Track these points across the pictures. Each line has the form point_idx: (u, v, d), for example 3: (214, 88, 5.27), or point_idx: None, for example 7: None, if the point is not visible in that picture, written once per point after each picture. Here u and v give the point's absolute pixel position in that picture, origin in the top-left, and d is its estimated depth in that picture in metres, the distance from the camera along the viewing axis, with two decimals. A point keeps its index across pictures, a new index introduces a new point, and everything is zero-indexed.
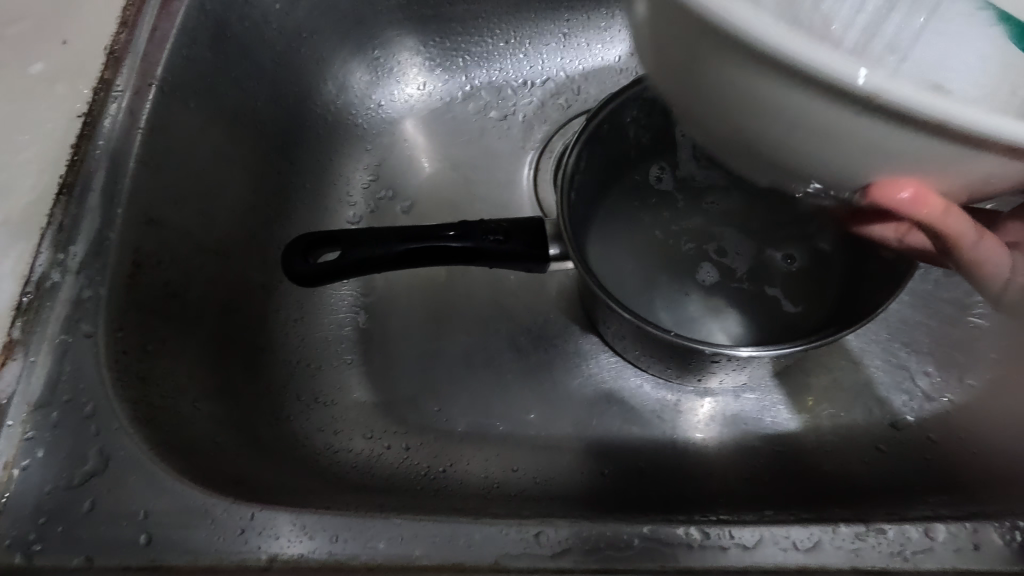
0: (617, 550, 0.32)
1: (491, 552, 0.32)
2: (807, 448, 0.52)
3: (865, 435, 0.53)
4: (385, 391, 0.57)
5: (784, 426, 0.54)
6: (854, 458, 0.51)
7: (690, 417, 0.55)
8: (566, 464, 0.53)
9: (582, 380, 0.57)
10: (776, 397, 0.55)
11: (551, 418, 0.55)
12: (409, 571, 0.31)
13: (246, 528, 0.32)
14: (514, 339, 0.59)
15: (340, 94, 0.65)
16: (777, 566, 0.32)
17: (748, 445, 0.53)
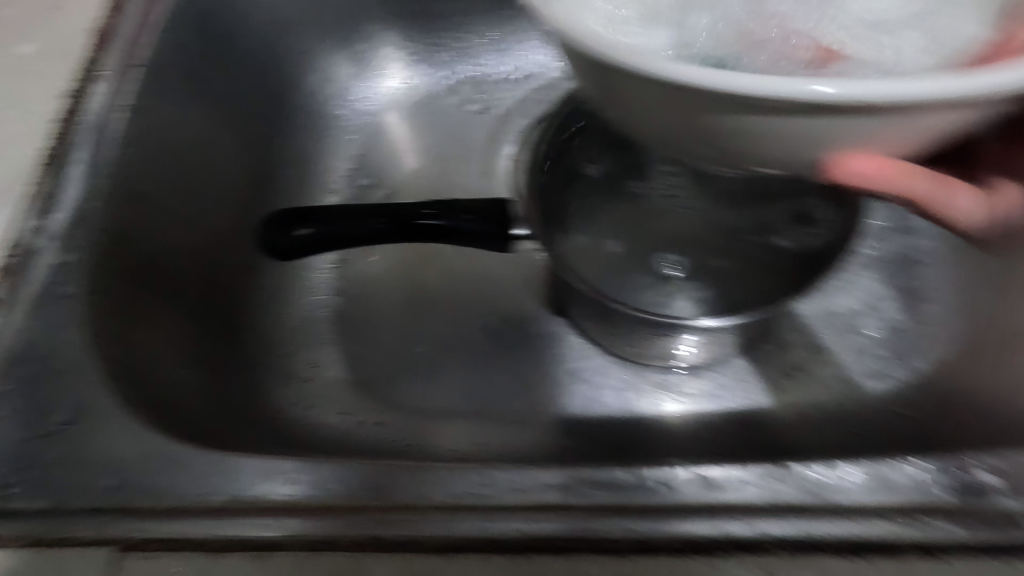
0: (551, 491, 0.34)
1: (435, 491, 0.34)
2: (777, 424, 0.53)
3: (834, 414, 0.53)
4: (360, 369, 0.59)
5: (756, 404, 0.55)
6: (825, 433, 0.52)
7: (668, 396, 0.56)
8: (532, 438, 0.54)
9: (551, 361, 0.59)
10: (747, 375, 0.56)
11: (519, 396, 0.57)
12: (362, 511, 0.33)
13: (208, 471, 0.34)
14: (486, 321, 0.61)
15: (325, 86, 0.67)
16: (693, 501, 0.34)
17: (716, 421, 0.54)
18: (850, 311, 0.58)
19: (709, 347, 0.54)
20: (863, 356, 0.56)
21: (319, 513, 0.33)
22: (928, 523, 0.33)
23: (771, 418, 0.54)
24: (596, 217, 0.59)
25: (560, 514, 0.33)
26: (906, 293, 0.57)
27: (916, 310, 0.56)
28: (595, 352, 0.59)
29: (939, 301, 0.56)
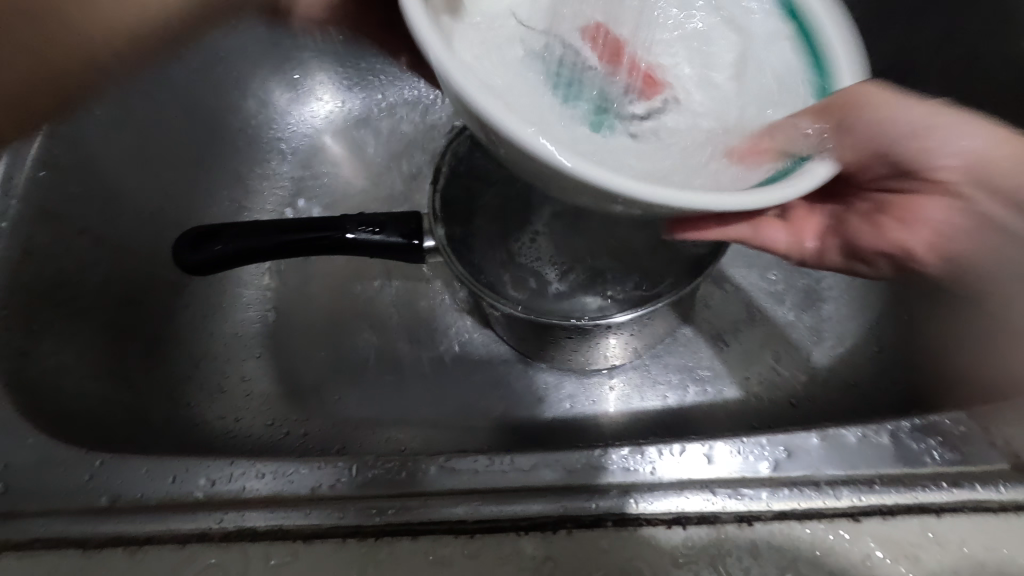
0: (411, 480, 0.35)
1: (309, 483, 0.35)
2: (695, 416, 0.55)
3: (743, 408, 0.55)
4: (289, 381, 0.60)
5: (686, 402, 0.56)
6: (736, 423, 0.53)
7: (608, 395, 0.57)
8: (451, 440, 0.56)
9: (475, 367, 0.61)
10: (674, 372, 0.57)
11: (443, 401, 0.59)
12: (238, 505, 0.34)
13: (92, 475, 0.36)
14: (414, 332, 0.63)
15: (259, 111, 0.69)
16: (546, 484, 0.34)
17: (654, 417, 0.55)
18: (775, 309, 0.60)
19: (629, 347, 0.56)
20: (784, 353, 0.57)
21: (196, 509, 0.34)
22: (833, 494, 0.33)
23: (699, 412, 0.55)
24: (512, 233, 0.57)
25: (440, 497, 0.34)
26: (820, 293, 0.60)
27: (829, 307, 0.59)
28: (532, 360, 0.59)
29: (849, 299, 0.59)
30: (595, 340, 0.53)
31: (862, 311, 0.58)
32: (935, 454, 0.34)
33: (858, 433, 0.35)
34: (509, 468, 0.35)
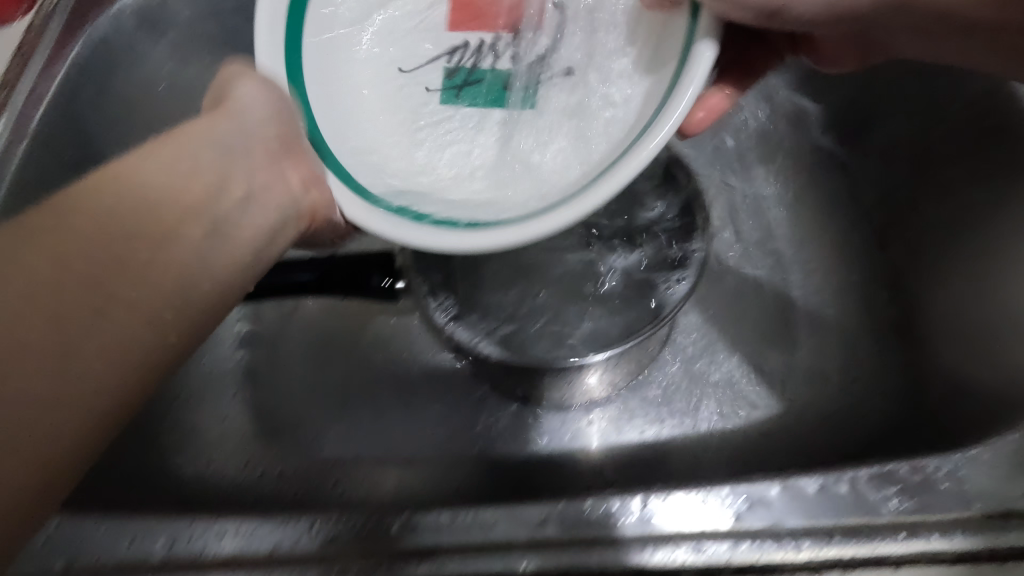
0: (376, 536, 0.35)
1: (269, 543, 0.34)
2: (673, 453, 0.54)
3: (725, 444, 0.53)
4: (263, 421, 0.59)
5: (664, 437, 0.55)
6: (714, 458, 0.53)
7: (586, 430, 0.57)
8: (426, 481, 0.55)
9: (453, 404, 0.60)
10: (652, 407, 0.57)
11: (419, 440, 0.58)
12: (197, 566, 0.34)
13: (47, 537, 0.35)
14: (392, 369, 0.62)
15: None
16: (509, 540, 0.34)
17: (633, 453, 0.55)
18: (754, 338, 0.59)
19: (605, 384, 0.55)
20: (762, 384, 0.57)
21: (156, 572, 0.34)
22: (794, 546, 0.32)
23: (677, 449, 0.54)
24: (482, 273, 0.56)
25: (403, 557, 0.34)
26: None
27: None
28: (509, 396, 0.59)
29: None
30: (569, 377, 0.52)
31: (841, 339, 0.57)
32: (896, 503, 0.33)
33: (819, 481, 0.34)
34: (473, 523, 0.35)
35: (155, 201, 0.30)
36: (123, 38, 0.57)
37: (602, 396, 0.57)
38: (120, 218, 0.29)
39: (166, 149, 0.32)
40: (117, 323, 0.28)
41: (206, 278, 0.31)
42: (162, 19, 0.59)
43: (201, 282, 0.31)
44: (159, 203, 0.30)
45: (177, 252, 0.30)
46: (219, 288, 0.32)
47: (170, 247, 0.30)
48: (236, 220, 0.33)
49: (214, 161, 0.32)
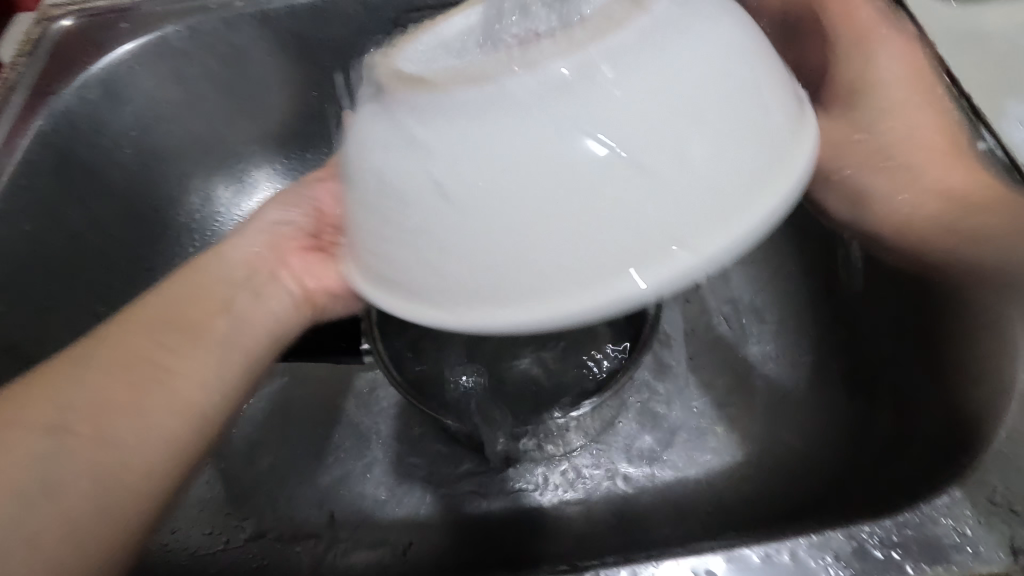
0: None
1: None
2: (637, 506, 0.55)
3: (686, 497, 0.55)
4: (229, 485, 0.58)
5: (628, 490, 0.56)
6: (674, 514, 0.53)
7: (552, 486, 0.57)
8: (393, 544, 0.55)
9: (422, 462, 0.60)
10: (617, 459, 0.58)
11: (388, 500, 0.58)
12: None
13: None
14: (360, 427, 0.62)
15: (203, 207, 0.69)
16: None
17: (600, 508, 0.56)
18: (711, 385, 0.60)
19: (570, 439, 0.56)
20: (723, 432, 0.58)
21: None
22: None
23: (641, 501, 0.55)
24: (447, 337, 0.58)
25: None
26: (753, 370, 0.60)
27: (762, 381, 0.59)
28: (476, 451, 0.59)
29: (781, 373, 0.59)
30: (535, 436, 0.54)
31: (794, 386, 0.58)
32: (832, 571, 0.32)
33: (767, 550, 0.32)
34: None
35: (163, 340, 0.38)
36: (87, 109, 0.58)
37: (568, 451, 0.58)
38: (161, 350, 0.38)
39: (176, 295, 0.41)
40: (151, 429, 0.35)
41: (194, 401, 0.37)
42: (125, 91, 0.60)
43: (211, 389, 0.38)
44: (163, 345, 0.38)
45: (198, 364, 0.38)
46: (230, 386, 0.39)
47: (196, 365, 0.38)
48: (247, 305, 0.42)
49: (195, 299, 0.41)
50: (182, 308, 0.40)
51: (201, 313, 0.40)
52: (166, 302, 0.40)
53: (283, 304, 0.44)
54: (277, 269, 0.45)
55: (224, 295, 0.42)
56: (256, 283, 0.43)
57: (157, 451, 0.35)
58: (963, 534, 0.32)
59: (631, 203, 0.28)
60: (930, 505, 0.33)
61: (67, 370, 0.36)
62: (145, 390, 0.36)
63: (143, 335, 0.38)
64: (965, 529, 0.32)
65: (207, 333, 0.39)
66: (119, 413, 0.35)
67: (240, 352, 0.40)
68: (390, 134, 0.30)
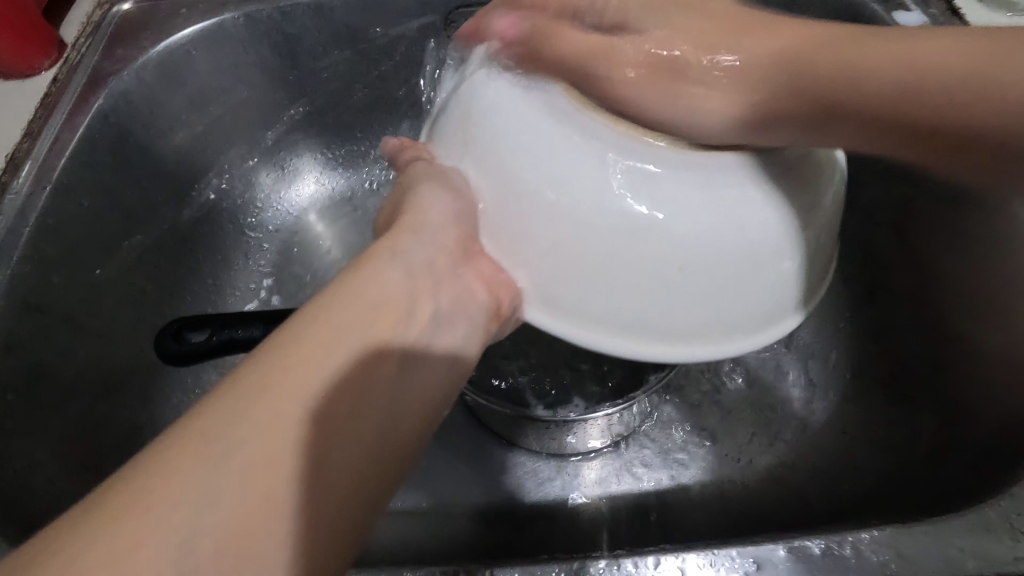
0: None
1: None
2: (667, 503, 0.55)
3: (717, 497, 0.55)
4: None
5: (657, 487, 0.56)
6: (705, 514, 0.54)
7: (582, 478, 0.58)
8: (426, 529, 0.55)
9: (452, 451, 0.60)
10: (647, 456, 0.58)
11: (419, 486, 0.59)
12: None
13: None
14: None
15: (245, 192, 0.71)
16: None
17: (633, 504, 0.56)
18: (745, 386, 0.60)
19: (603, 433, 0.56)
20: (758, 432, 0.58)
21: None
22: None
23: (671, 499, 0.55)
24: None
25: None
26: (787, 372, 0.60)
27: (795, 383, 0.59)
28: (509, 441, 0.60)
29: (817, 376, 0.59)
30: (572, 426, 0.54)
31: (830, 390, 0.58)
32: (892, 567, 0.32)
33: (821, 543, 0.33)
34: None
35: (333, 388, 0.30)
36: (145, 90, 0.60)
37: (598, 446, 0.58)
38: (330, 404, 0.30)
39: (346, 319, 0.32)
40: (319, 504, 0.28)
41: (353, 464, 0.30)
42: (181, 74, 0.61)
43: (370, 436, 0.32)
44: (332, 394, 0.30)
45: (362, 429, 0.31)
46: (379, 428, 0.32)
47: (356, 428, 0.31)
48: (422, 341, 0.35)
49: (368, 334, 0.33)
50: (352, 344, 0.32)
51: (374, 351, 0.32)
52: (339, 327, 0.32)
53: (475, 315, 0.39)
54: (447, 281, 0.38)
55: (401, 320, 0.34)
56: (436, 309, 0.37)
57: (314, 536, 0.27)
58: None
59: (723, 267, 0.36)
60: (989, 504, 0.33)
61: (217, 414, 0.27)
62: (315, 455, 0.28)
63: (312, 379, 0.30)
64: None
65: (374, 386, 0.32)
66: (274, 476, 0.27)
67: (401, 413, 0.34)
68: (556, 179, 0.36)
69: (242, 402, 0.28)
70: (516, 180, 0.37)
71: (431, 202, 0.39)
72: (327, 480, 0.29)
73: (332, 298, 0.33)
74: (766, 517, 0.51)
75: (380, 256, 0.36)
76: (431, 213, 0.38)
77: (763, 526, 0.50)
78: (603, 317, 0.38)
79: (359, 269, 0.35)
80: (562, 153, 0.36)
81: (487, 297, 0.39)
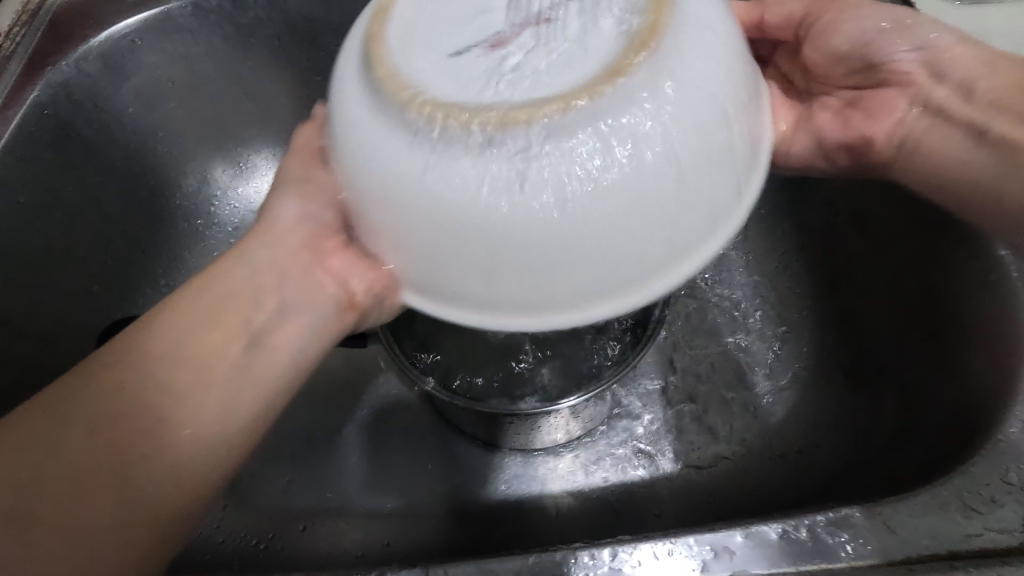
0: None
1: None
2: (633, 494, 0.55)
3: (685, 487, 0.55)
4: None
5: (624, 479, 0.56)
6: (671, 505, 0.54)
7: (549, 473, 0.57)
8: (389, 529, 0.54)
9: (417, 451, 0.59)
10: (615, 449, 0.58)
11: (384, 485, 0.57)
12: None
13: None
14: (356, 412, 0.61)
15: (199, 188, 0.68)
16: None
17: (602, 498, 0.55)
18: (712, 375, 0.60)
19: (569, 427, 0.56)
20: (726, 421, 0.58)
21: None
22: None
23: (639, 491, 0.55)
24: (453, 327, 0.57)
25: None
26: (756, 363, 0.60)
27: (763, 371, 0.59)
28: (477, 439, 0.59)
29: (788, 364, 0.59)
30: (540, 421, 0.53)
31: (796, 377, 0.58)
32: (849, 547, 0.32)
33: (779, 528, 0.33)
34: None
35: (154, 385, 0.35)
36: (86, 82, 0.57)
37: (565, 440, 0.57)
38: (157, 402, 0.35)
39: (181, 324, 0.37)
40: (123, 499, 0.33)
41: (180, 461, 0.34)
42: (124, 67, 0.59)
43: (213, 435, 0.35)
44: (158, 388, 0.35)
45: (190, 427, 0.35)
46: (209, 436, 0.35)
47: (195, 413, 0.35)
48: (268, 330, 0.38)
49: (210, 332, 0.37)
50: (144, 359, 0.36)
51: (203, 352, 0.36)
52: (168, 328, 0.37)
53: (318, 313, 0.40)
54: (297, 278, 0.40)
55: (241, 317, 0.38)
56: (280, 304, 0.39)
57: (140, 516, 0.33)
58: (976, 513, 0.32)
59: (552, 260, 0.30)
60: (942, 484, 0.34)
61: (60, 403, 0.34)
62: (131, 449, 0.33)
63: (140, 384, 0.35)
64: (978, 506, 0.33)
65: (213, 379, 0.36)
66: (94, 454, 0.33)
67: (239, 404, 0.36)
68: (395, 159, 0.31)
69: (94, 385, 0.34)
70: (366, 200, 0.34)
71: (282, 209, 0.42)
72: (148, 471, 0.33)
73: (179, 296, 0.38)
74: (731, 507, 0.51)
75: (234, 254, 0.40)
76: (279, 218, 0.41)
77: (728, 512, 0.50)
78: (462, 296, 0.34)
79: (209, 271, 0.39)
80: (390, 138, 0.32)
81: (334, 291, 0.40)
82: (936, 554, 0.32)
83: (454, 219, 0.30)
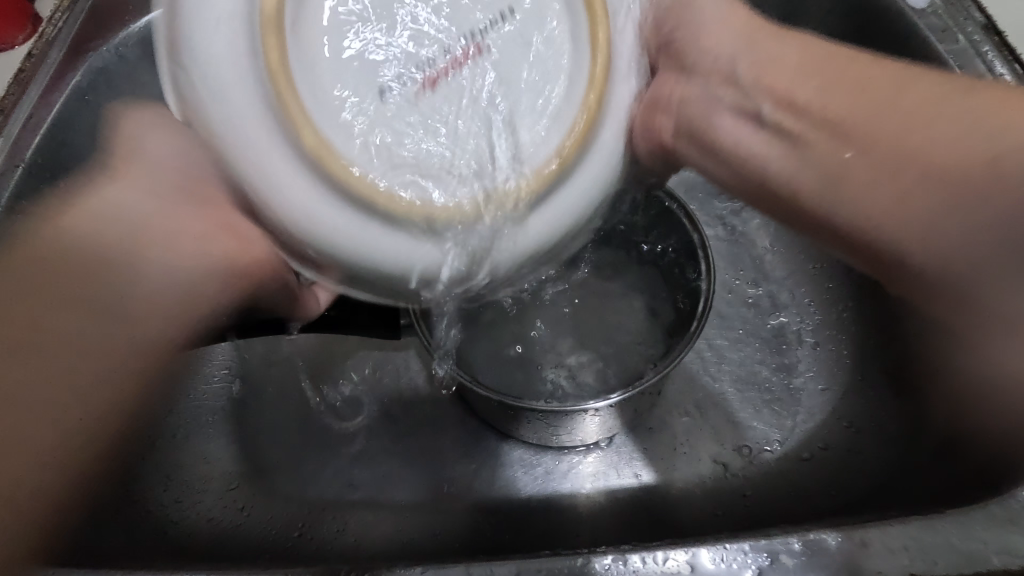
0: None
1: None
2: (667, 497, 0.54)
3: (721, 491, 0.54)
4: (252, 461, 0.57)
5: (657, 480, 0.55)
6: (705, 509, 0.52)
7: (580, 471, 0.56)
8: (416, 523, 0.54)
9: (446, 445, 0.59)
10: (647, 450, 0.57)
11: (413, 478, 0.57)
12: None
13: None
14: (386, 404, 0.61)
15: None
16: None
17: (635, 498, 0.54)
18: (746, 374, 0.59)
19: (601, 426, 0.55)
20: (762, 424, 0.56)
21: None
22: None
23: (671, 493, 0.54)
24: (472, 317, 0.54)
25: None
26: (791, 365, 0.58)
27: (803, 375, 0.58)
28: (505, 433, 0.58)
29: (828, 367, 0.57)
30: (573, 418, 0.52)
31: (837, 381, 0.56)
32: (914, 559, 0.31)
33: (839, 537, 0.31)
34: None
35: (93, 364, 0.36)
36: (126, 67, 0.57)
37: (595, 438, 0.57)
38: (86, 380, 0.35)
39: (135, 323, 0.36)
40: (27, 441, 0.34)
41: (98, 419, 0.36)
42: None
43: (97, 400, 0.36)
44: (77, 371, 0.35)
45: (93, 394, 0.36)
46: (99, 409, 0.36)
47: (79, 392, 0.35)
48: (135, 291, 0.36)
49: (170, 328, 0.37)
50: (75, 338, 0.35)
51: (81, 313, 0.35)
52: (54, 309, 0.35)
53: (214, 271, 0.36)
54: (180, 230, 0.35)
55: (103, 294, 0.35)
56: (119, 261, 0.35)
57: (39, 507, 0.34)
58: None
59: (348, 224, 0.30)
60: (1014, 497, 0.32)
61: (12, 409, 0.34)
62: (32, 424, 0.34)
63: (80, 347, 0.35)
64: None
65: (111, 317, 0.36)
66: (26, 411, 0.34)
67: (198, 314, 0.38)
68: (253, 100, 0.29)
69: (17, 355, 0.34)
70: (237, 128, 0.29)
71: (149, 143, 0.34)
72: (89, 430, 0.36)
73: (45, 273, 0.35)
74: (771, 514, 0.50)
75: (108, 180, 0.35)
76: (145, 151, 0.34)
77: (767, 519, 0.49)
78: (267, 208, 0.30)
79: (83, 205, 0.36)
80: (230, 63, 0.29)
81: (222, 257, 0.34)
82: (1008, 569, 0.30)
83: (296, 170, 0.30)
